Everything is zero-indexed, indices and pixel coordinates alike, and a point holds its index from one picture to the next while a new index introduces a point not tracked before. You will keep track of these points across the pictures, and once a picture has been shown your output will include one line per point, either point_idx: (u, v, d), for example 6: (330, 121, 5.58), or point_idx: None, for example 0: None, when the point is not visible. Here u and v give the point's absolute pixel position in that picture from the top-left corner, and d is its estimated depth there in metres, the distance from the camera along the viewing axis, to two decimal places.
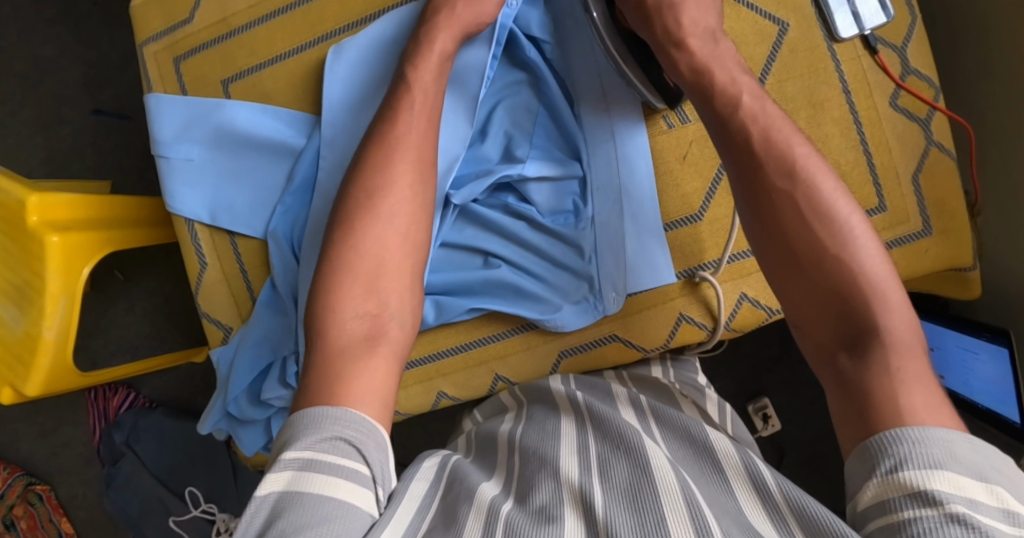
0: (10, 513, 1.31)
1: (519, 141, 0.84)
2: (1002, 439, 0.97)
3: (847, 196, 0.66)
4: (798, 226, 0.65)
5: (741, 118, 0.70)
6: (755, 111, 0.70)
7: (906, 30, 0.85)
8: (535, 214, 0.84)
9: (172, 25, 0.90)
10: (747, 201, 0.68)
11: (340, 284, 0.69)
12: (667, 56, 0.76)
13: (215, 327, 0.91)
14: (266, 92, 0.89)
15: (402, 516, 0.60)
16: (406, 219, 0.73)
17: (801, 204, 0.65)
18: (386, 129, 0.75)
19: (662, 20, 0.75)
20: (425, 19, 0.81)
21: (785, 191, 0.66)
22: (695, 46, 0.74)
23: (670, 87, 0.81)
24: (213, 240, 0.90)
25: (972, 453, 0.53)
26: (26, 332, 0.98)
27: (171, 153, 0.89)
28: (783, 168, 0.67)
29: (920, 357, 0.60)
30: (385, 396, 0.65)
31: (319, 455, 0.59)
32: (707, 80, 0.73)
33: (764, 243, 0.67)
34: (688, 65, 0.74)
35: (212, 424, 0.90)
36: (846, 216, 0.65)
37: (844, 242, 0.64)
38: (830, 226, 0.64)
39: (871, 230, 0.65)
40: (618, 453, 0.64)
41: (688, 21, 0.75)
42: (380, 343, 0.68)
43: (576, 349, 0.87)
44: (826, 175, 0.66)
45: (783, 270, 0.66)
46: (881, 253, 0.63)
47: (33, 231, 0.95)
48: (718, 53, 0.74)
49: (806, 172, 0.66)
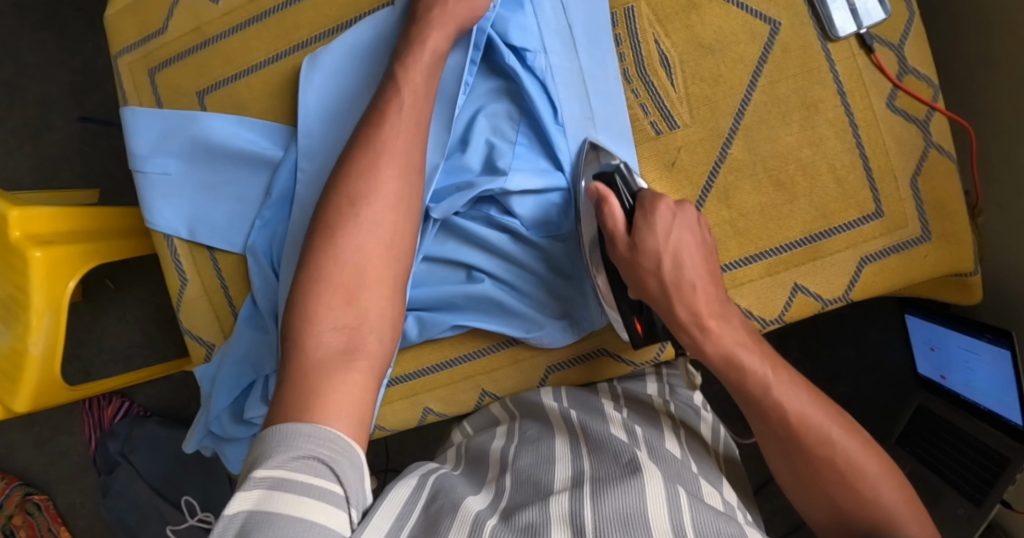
0: (9, 522, 1.31)
1: (502, 152, 0.81)
2: (1007, 442, 0.95)
3: (872, 445, 0.70)
4: (836, 483, 0.69)
5: (774, 400, 0.71)
6: (787, 395, 0.71)
7: (904, 27, 0.82)
8: (520, 226, 0.81)
9: (147, 35, 0.88)
10: (781, 457, 0.72)
11: (319, 295, 0.66)
12: (690, 335, 0.74)
13: (197, 344, 0.90)
14: (241, 102, 0.86)
15: (378, 525, 0.58)
16: (388, 227, 0.70)
17: (839, 465, 0.69)
18: (373, 131, 0.73)
19: (681, 301, 0.73)
20: (416, 17, 0.78)
21: (823, 459, 0.69)
22: (717, 332, 0.72)
23: (637, 335, 0.80)
24: (193, 255, 0.88)
25: None
26: (11, 347, 0.96)
27: (149, 166, 0.87)
28: (819, 440, 0.70)
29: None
30: (361, 410, 0.62)
31: (290, 475, 0.56)
32: (737, 367, 0.72)
33: (798, 489, 0.71)
34: (717, 352, 0.72)
35: (196, 441, 0.89)
36: (876, 473, 0.69)
37: (877, 496, 0.68)
38: (861, 478, 0.68)
39: (892, 468, 0.70)
40: (613, 480, 0.61)
41: (704, 304, 0.73)
42: (358, 357, 0.64)
43: (564, 364, 0.85)
44: (853, 432, 0.70)
45: (817, 510, 0.71)
46: (901, 486, 0.69)
47: (16, 246, 0.93)
48: (735, 334, 0.73)
49: (839, 440, 0.69)
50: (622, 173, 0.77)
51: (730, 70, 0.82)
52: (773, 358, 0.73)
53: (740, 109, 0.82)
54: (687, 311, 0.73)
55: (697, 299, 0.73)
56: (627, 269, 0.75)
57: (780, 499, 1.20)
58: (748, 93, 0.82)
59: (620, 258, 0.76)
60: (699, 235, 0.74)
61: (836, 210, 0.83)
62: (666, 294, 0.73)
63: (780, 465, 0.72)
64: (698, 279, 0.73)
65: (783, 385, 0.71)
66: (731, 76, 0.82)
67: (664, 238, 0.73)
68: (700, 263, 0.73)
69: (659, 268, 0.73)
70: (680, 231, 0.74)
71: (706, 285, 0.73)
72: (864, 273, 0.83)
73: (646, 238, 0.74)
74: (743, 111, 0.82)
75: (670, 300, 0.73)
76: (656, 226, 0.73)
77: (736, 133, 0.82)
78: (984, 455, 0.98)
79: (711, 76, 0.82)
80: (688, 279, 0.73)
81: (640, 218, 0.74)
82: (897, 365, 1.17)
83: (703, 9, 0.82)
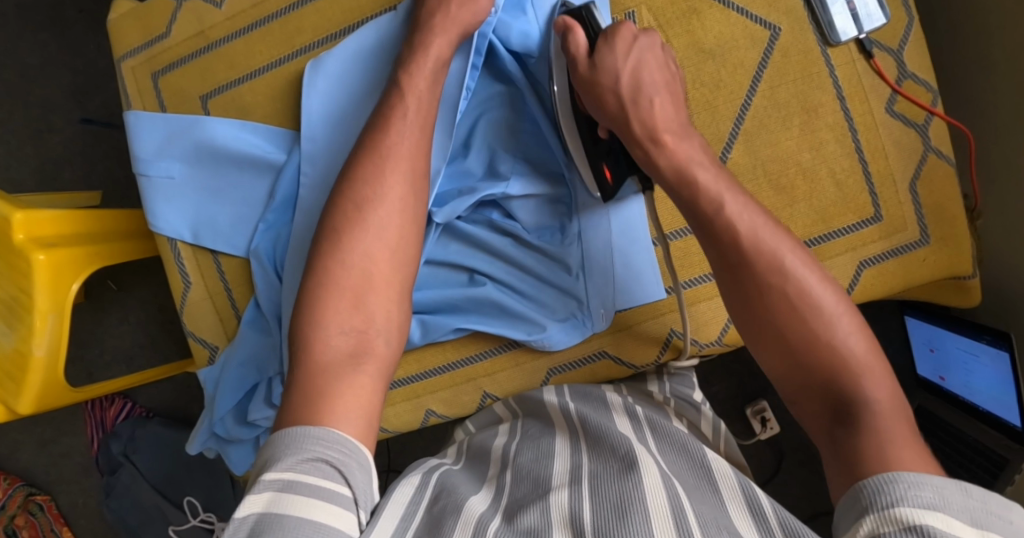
0: (11, 523, 1.32)
1: (504, 157, 0.82)
2: (1003, 442, 0.96)
3: (834, 286, 0.65)
4: (787, 315, 0.64)
5: (728, 221, 0.68)
6: (740, 214, 0.68)
7: (903, 32, 0.83)
8: (520, 230, 0.83)
9: (150, 39, 0.89)
10: (733, 295, 0.67)
11: (326, 298, 0.67)
12: (648, 152, 0.73)
13: (201, 347, 0.90)
14: (244, 106, 0.87)
15: (385, 525, 0.58)
16: (395, 232, 0.71)
17: (790, 296, 0.64)
18: (379, 136, 0.73)
19: (638, 115, 0.73)
20: (419, 22, 0.78)
21: (773, 287, 0.65)
22: (671, 146, 0.72)
23: (607, 184, 0.79)
24: (196, 258, 0.88)
25: (970, 499, 0.51)
26: (15, 349, 0.96)
27: (153, 170, 0.87)
28: (770, 265, 0.65)
29: (892, 391, 0.61)
30: (369, 412, 0.63)
31: (300, 477, 0.56)
32: (688, 179, 0.70)
33: (750, 336, 0.67)
34: (669, 165, 0.71)
35: (200, 443, 0.89)
36: (833, 308, 0.63)
37: (832, 333, 0.63)
38: (815, 314, 0.63)
39: (856, 310, 0.64)
40: (610, 472, 0.62)
41: (662, 118, 0.73)
42: (365, 360, 0.65)
43: (565, 366, 0.86)
44: (818, 273, 0.65)
45: (771, 354, 0.65)
46: (865, 332, 0.63)
47: (19, 248, 0.94)
48: (693, 149, 0.72)
49: (792, 269, 0.65)
50: (589, 7, 0.78)
51: (731, 74, 0.83)
52: (726, 178, 0.70)
53: (740, 114, 0.83)
54: (647, 125, 0.72)
55: (654, 112, 0.73)
56: (590, 96, 0.75)
57: (779, 499, 1.20)
58: (748, 98, 0.83)
59: (583, 87, 0.75)
60: (659, 56, 0.75)
61: (835, 214, 0.83)
62: (624, 111, 0.73)
63: (733, 306, 0.68)
64: (656, 97, 0.73)
65: (734, 204, 0.68)
66: (732, 81, 0.83)
67: (627, 55, 0.74)
68: (659, 77, 0.74)
69: (617, 82, 0.73)
70: (642, 51, 0.74)
71: (665, 99, 0.74)
72: (864, 275, 0.84)
73: (608, 52, 0.74)
74: (743, 116, 0.83)
75: (629, 116, 0.73)
76: (615, 46, 0.74)
77: (736, 138, 0.83)
78: (981, 455, 0.99)
79: (712, 80, 0.83)
80: (648, 93, 0.73)
81: (602, 41, 0.75)
82: (896, 367, 1.17)
83: (703, 14, 0.82)
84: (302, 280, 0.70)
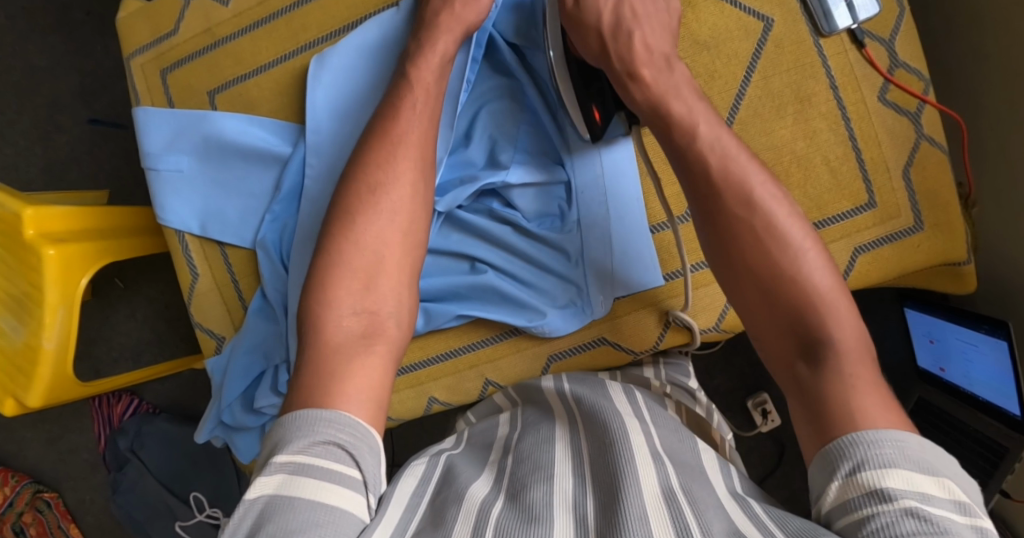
0: (20, 520, 1.33)
1: (504, 147, 0.84)
2: (1002, 431, 0.97)
3: (801, 221, 0.69)
4: (754, 246, 0.68)
5: (695, 139, 0.72)
6: (709, 135, 0.72)
7: (894, 22, 0.84)
8: (520, 218, 0.85)
9: (159, 37, 0.91)
10: (714, 245, 0.71)
11: (337, 279, 0.68)
12: (635, 88, 0.76)
13: (208, 338, 0.92)
14: (251, 100, 0.89)
15: (391, 517, 0.59)
16: (406, 217, 0.73)
17: (758, 231, 0.68)
18: (387, 125, 0.75)
19: (619, 50, 0.76)
20: (425, 21, 0.80)
21: (741, 219, 0.69)
22: (648, 80, 0.75)
23: (595, 123, 0.81)
24: (203, 249, 0.90)
25: (922, 452, 0.55)
26: (26, 343, 0.98)
27: (161, 164, 0.89)
28: (739, 195, 0.70)
29: (849, 312, 0.65)
30: (378, 395, 0.64)
31: (312, 460, 0.57)
32: (664, 112, 0.74)
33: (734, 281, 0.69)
34: (644, 99, 0.75)
35: (208, 431, 0.91)
36: (799, 240, 0.67)
37: (798, 266, 0.66)
38: (780, 245, 0.67)
39: (822, 248, 0.68)
40: (604, 453, 0.63)
41: (640, 48, 0.76)
42: (377, 341, 0.67)
43: (566, 352, 0.88)
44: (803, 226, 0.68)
45: (748, 296, 0.68)
46: (830, 268, 0.66)
47: (30, 244, 0.95)
48: (671, 82, 0.75)
49: (763, 201, 0.69)
50: None
51: (726, 65, 0.84)
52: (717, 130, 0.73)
53: (734, 103, 0.84)
54: (633, 37, 0.76)
55: (636, 46, 0.76)
56: (577, 35, 0.78)
57: (780, 492, 1.22)
58: (743, 87, 0.84)
59: (569, 26, 0.78)
60: None
61: (828, 201, 0.85)
62: (606, 51, 0.77)
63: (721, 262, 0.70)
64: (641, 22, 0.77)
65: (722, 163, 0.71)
66: (727, 71, 0.84)
67: None
68: (643, 10, 0.78)
69: (599, 20, 0.77)
70: None
71: (646, 31, 0.77)
72: (858, 262, 0.85)
73: None
74: (738, 106, 0.84)
75: (609, 53, 0.77)
76: None
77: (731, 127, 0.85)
78: (982, 447, 0.99)
79: (707, 71, 0.85)
80: (630, 26, 0.77)
81: None
82: (895, 359, 1.18)
83: (698, 7, 0.84)
84: (311, 262, 0.71)
